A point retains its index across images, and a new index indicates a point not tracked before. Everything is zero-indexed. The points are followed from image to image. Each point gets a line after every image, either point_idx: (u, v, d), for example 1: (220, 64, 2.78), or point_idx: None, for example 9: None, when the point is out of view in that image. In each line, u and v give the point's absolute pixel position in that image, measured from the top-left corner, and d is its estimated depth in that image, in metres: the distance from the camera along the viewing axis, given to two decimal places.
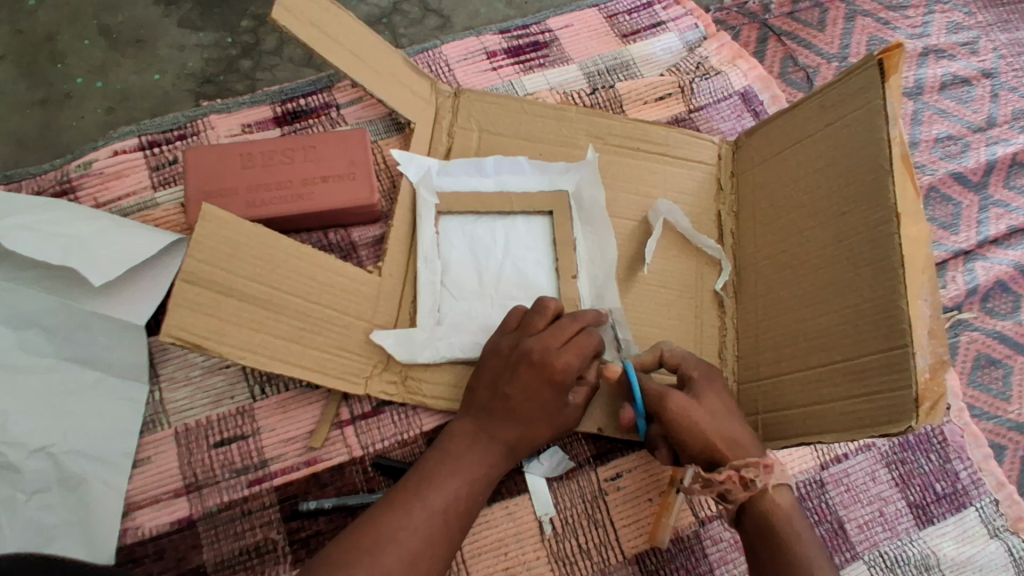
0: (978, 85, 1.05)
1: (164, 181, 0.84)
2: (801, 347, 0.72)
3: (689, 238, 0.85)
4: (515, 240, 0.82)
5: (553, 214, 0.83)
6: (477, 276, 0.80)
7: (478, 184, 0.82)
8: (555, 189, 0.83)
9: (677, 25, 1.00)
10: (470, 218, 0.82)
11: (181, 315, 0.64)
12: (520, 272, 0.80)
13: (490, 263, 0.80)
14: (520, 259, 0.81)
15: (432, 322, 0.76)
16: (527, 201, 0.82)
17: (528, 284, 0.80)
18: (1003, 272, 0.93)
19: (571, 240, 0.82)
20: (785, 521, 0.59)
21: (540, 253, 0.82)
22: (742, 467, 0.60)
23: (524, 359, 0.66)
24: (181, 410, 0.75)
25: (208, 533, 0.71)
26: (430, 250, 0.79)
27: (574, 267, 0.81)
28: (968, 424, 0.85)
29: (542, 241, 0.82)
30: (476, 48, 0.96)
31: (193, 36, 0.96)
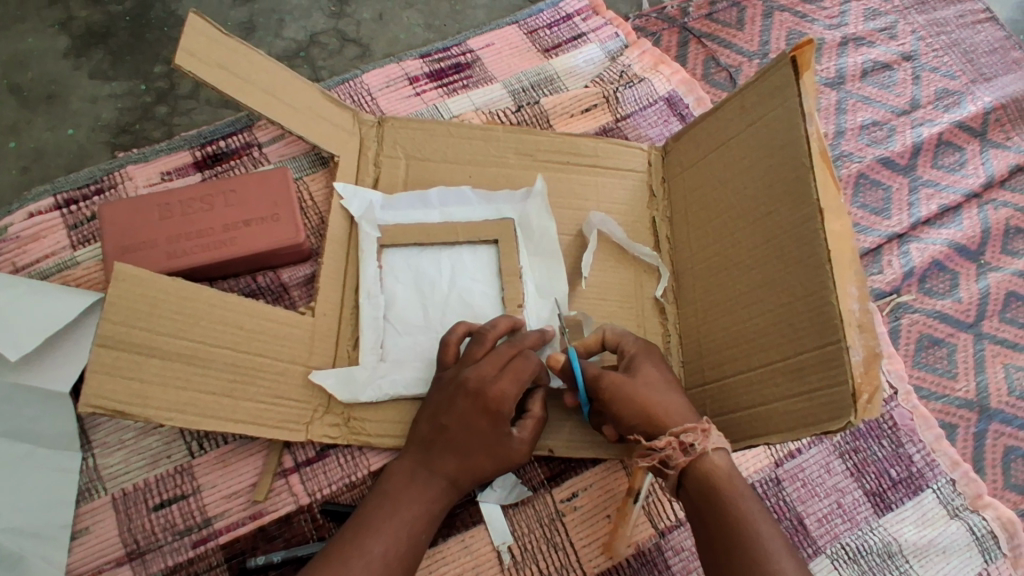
0: (899, 68, 1.07)
1: (84, 239, 0.81)
2: (742, 349, 0.72)
3: (626, 248, 0.85)
4: (461, 271, 0.80)
5: (499, 243, 0.81)
6: (421, 308, 0.78)
7: (422, 216, 0.81)
8: (501, 217, 0.82)
9: (598, 35, 1.02)
10: (414, 250, 0.80)
11: (99, 382, 0.62)
12: (466, 304, 0.78)
13: (435, 293, 0.78)
14: (466, 290, 0.79)
15: (375, 359, 0.75)
16: (473, 232, 0.80)
17: (474, 314, 0.78)
18: (938, 251, 0.95)
19: (518, 270, 0.79)
20: (726, 484, 0.58)
21: (486, 284, 0.79)
22: (682, 432, 0.60)
23: (461, 390, 0.64)
24: (117, 475, 0.72)
25: None
26: (372, 284, 0.78)
27: (521, 296, 0.78)
28: (916, 406, 0.85)
29: (490, 271, 0.80)
30: (398, 74, 0.96)
31: (105, 87, 0.94)
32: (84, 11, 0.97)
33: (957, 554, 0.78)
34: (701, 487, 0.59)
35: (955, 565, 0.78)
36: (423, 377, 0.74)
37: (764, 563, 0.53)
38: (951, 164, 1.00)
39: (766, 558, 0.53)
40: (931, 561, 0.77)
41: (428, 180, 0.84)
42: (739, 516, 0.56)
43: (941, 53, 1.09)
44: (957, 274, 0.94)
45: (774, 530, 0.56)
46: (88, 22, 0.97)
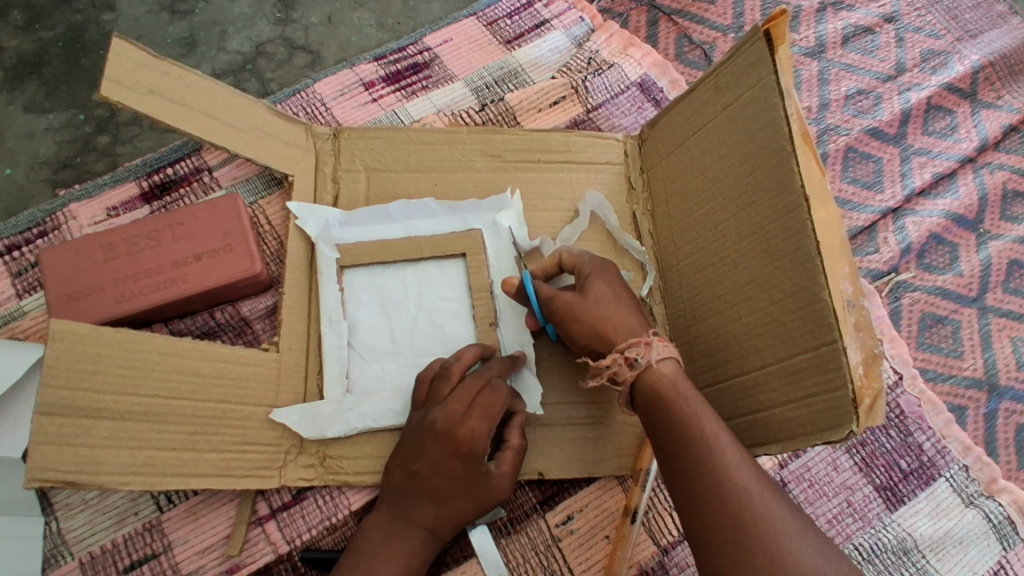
0: (882, 31, 1.02)
1: (29, 287, 0.76)
2: (734, 351, 0.68)
3: (615, 237, 0.80)
4: (428, 290, 0.75)
5: (466, 256, 0.75)
6: (388, 334, 0.73)
7: (385, 231, 0.76)
8: (468, 229, 0.76)
9: (562, 21, 0.96)
10: (378, 269, 0.76)
11: (44, 452, 0.57)
12: (435, 330, 0.73)
13: (402, 317, 0.74)
14: (436, 311, 0.74)
15: (341, 391, 0.70)
16: (439, 246, 0.75)
17: (444, 337, 0.73)
18: (934, 224, 0.90)
19: (488, 285, 0.74)
20: (671, 388, 0.55)
21: (456, 301, 0.74)
22: (627, 348, 0.58)
23: (430, 431, 0.61)
24: (84, 538, 0.68)
25: None
26: (335, 310, 0.73)
27: (493, 313, 0.73)
28: (923, 390, 0.80)
29: (460, 289, 0.75)
30: (352, 80, 0.90)
31: (42, 119, 0.89)
32: (13, 40, 0.91)
33: (975, 544, 0.74)
34: (649, 393, 0.56)
35: (974, 556, 0.74)
36: (392, 411, 0.70)
37: (713, 463, 0.51)
38: (942, 129, 0.95)
39: (715, 459, 0.51)
40: (949, 554, 0.73)
41: (389, 193, 0.79)
42: (686, 420, 0.53)
43: (924, 11, 1.03)
44: (957, 246, 0.90)
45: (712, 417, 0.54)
46: (19, 51, 0.91)
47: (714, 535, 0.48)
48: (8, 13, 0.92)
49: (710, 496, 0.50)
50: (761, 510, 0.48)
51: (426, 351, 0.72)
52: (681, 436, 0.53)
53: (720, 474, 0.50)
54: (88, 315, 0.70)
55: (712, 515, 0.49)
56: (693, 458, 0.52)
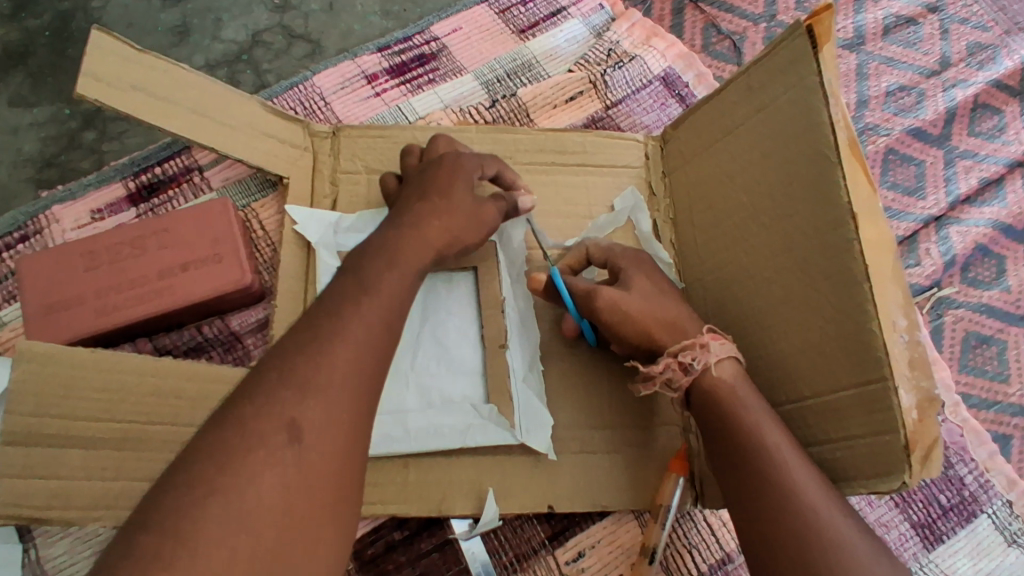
0: (925, 22, 0.94)
1: (8, 296, 0.72)
2: (766, 380, 0.62)
3: (643, 243, 0.74)
4: (435, 304, 0.69)
5: (478, 268, 0.69)
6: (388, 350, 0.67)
7: None
8: None
9: (579, 9, 0.90)
10: None
11: (13, 485, 0.54)
12: (439, 348, 0.67)
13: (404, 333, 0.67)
14: (442, 326, 0.68)
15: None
16: None
17: (449, 357, 0.67)
18: (981, 235, 0.83)
19: (500, 300, 0.67)
20: (730, 397, 0.54)
21: (464, 318, 0.68)
22: (679, 351, 0.57)
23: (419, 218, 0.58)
24: (64, 567, 0.64)
25: None
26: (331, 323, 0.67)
27: (503, 334, 0.66)
28: (966, 418, 0.74)
29: (467, 302, 0.69)
30: (353, 72, 0.84)
31: (27, 114, 0.83)
32: None
33: None
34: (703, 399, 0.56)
35: None
36: (391, 437, 0.63)
37: (776, 475, 0.50)
38: (989, 130, 0.88)
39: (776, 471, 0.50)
40: None
41: None
42: (745, 427, 0.53)
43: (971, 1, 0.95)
44: (1004, 259, 0.82)
45: (778, 429, 0.53)
46: (3, 41, 0.86)
47: (772, 550, 0.47)
48: None
49: (769, 510, 0.49)
50: (828, 532, 0.46)
51: (429, 372, 0.67)
52: (742, 444, 0.52)
53: (782, 486, 0.49)
54: (68, 330, 0.65)
55: (774, 532, 0.48)
56: (754, 471, 0.51)
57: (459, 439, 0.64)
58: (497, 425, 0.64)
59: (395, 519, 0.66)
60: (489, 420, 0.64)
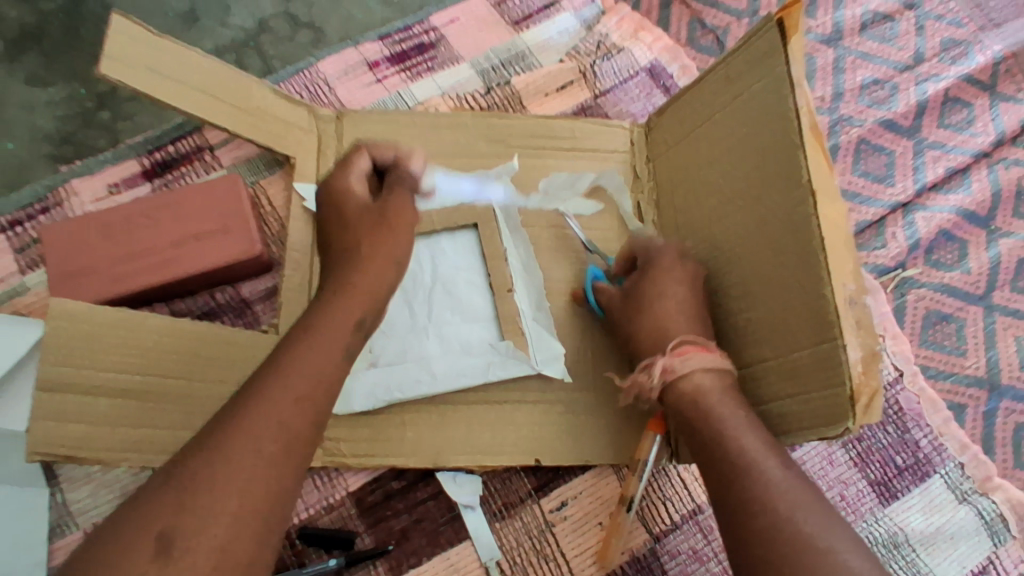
0: (901, 19, 0.99)
1: (31, 264, 0.76)
2: (735, 345, 0.68)
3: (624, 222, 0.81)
4: (443, 261, 0.76)
5: (479, 227, 0.77)
6: (405, 306, 0.74)
7: None
8: (477, 199, 0.78)
9: (572, 3, 0.94)
10: None
11: (46, 429, 0.58)
12: (455, 303, 0.74)
13: (418, 289, 0.75)
14: (454, 284, 0.75)
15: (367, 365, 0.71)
16: (449, 217, 0.76)
17: (461, 307, 0.74)
18: (946, 220, 0.88)
19: (501, 251, 0.75)
20: (688, 383, 0.61)
21: (471, 271, 0.76)
22: (642, 370, 0.64)
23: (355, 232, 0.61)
24: (89, 509, 0.70)
25: None
26: None
27: (508, 280, 0.75)
28: (923, 388, 0.80)
29: (473, 258, 0.76)
30: (356, 60, 0.89)
31: (42, 93, 0.88)
32: (12, 10, 0.90)
33: (966, 540, 0.74)
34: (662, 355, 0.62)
35: (963, 552, 0.73)
36: (419, 382, 0.71)
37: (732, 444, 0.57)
38: (958, 122, 0.93)
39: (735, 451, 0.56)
40: (938, 549, 0.73)
41: None
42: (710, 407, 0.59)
43: None
44: (966, 244, 0.88)
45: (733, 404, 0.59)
46: (19, 22, 0.90)
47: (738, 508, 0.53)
48: None
49: (731, 471, 0.55)
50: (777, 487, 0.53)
51: (446, 321, 0.74)
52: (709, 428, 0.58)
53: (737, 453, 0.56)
54: (87, 294, 0.70)
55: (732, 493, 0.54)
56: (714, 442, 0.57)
57: (483, 375, 0.72)
58: (515, 359, 0.72)
59: (393, 470, 0.72)
60: (508, 355, 0.72)
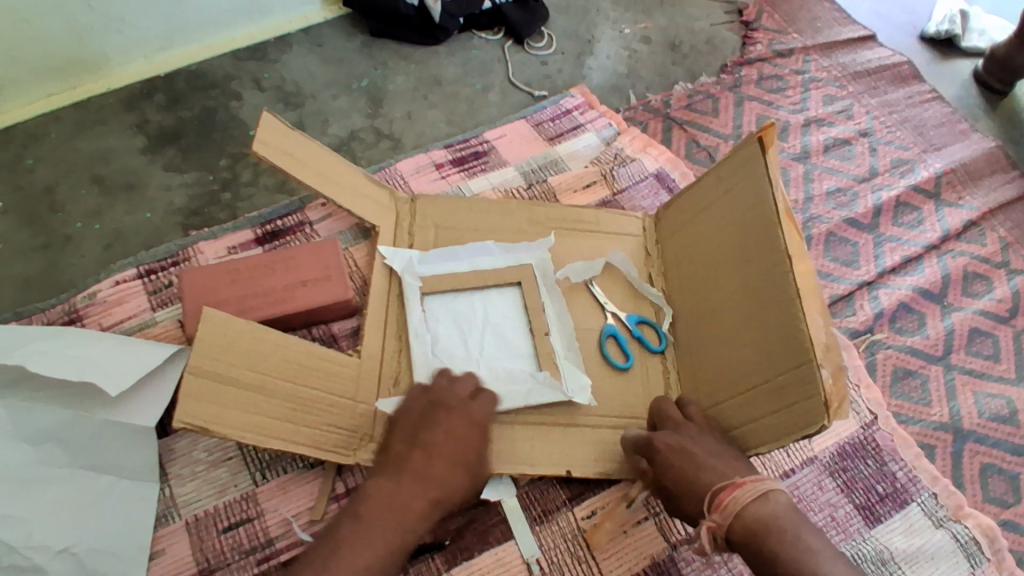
0: (857, 143, 1.25)
1: (162, 302, 0.94)
2: (732, 378, 0.85)
3: (637, 286, 0.99)
4: (492, 310, 0.93)
5: (521, 284, 0.95)
6: (462, 343, 0.91)
7: (454, 267, 0.96)
8: (520, 264, 0.96)
9: (594, 125, 1.20)
10: (450, 296, 0.94)
11: (189, 405, 0.72)
12: (500, 342, 0.91)
13: (472, 331, 0.91)
14: (500, 325, 0.92)
15: (427, 385, 0.86)
16: (498, 276, 0.95)
17: (505, 344, 0.91)
18: (904, 295, 1.07)
19: (540, 303, 0.93)
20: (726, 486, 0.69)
21: (516, 319, 0.93)
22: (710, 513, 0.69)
23: (440, 408, 0.78)
24: (191, 502, 0.82)
25: (199, 529, 0.80)
26: (419, 325, 0.91)
27: (545, 326, 0.92)
28: (895, 429, 0.95)
29: (517, 308, 0.94)
30: (426, 161, 1.12)
31: (178, 177, 1.11)
32: (159, 117, 1.16)
33: (944, 560, 0.85)
34: None
35: (943, 569, 0.85)
36: None
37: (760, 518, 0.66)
38: (909, 222, 1.15)
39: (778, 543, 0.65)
40: (921, 566, 0.84)
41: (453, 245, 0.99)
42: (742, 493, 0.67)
43: (894, 129, 1.28)
44: (923, 314, 1.06)
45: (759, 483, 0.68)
46: (161, 125, 1.16)
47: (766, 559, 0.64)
48: (155, 95, 1.19)
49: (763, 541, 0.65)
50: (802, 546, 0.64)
51: (494, 356, 0.90)
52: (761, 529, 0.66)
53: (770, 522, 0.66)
54: None
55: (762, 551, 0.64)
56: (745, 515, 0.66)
57: (522, 399, 0.86)
58: (550, 386, 0.87)
59: None
60: (544, 383, 0.87)
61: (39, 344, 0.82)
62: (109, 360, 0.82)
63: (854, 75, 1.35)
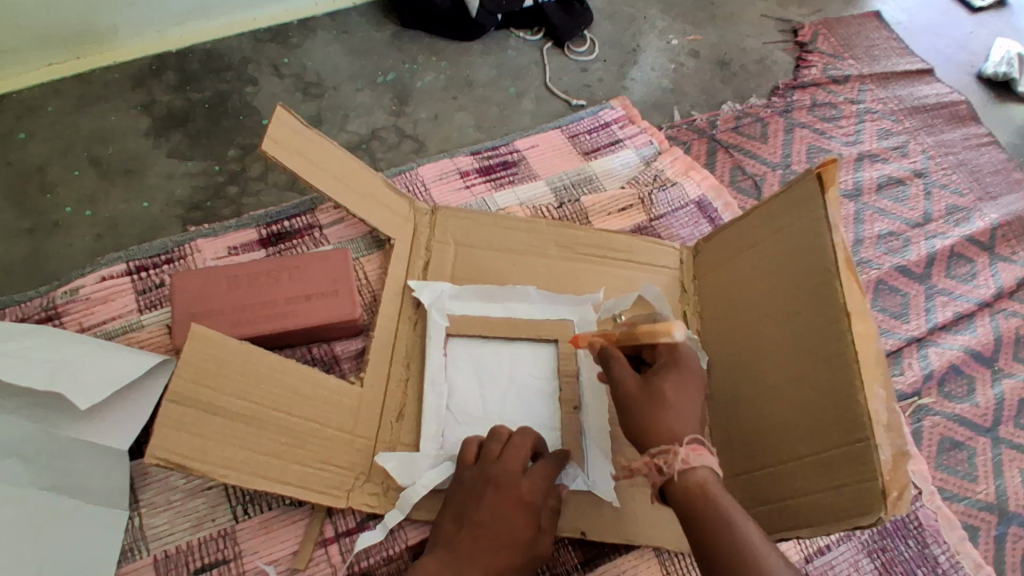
0: (912, 184, 1.16)
1: (151, 304, 0.86)
2: (770, 442, 0.75)
3: None
4: (520, 365, 0.85)
5: (558, 343, 0.86)
6: (481, 400, 0.82)
7: (488, 310, 0.86)
8: (561, 318, 0.87)
9: (634, 142, 1.12)
10: (477, 340, 0.85)
11: (165, 435, 0.63)
12: (517, 382, 0.84)
13: (495, 385, 0.83)
14: (520, 363, 0.85)
15: (435, 446, 0.77)
16: (535, 329, 0.86)
17: (520, 386, 0.83)
18: (955, 356, 0.99)
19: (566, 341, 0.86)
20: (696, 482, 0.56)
21: (545, 380, 0.84)
22: (655, 453, 0.58)
23: (486, 461, 0.71)
24: (162, 536, 0.73)
25: (169, 570, 0.72)
26: (438, 372, 0.82)
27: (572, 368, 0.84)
28: (940, 506, 0.86)
29: (546, 358, 0.85)
30: (450, 168, 1.04)
31: (182, 165, 1.02)
32: (166, 97, 1.07)
33: None
34: None
35: None
36: None
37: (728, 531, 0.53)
38: (963, 275, 1.07)
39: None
40: None
41: (474, 267, 0.89)
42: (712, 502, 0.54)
43: (950, 171, 1.19)
44: (974, 379, 0.98)
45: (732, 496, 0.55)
46: (169, 107, 1.07)
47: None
48: (164, 73, 1.09)
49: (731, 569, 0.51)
50: None
51: (511, 396, 0.83)
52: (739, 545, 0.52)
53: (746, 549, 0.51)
54: None
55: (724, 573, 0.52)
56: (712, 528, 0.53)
57: None
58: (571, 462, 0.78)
59: None
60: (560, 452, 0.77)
61: (6, 342, 0.73)
62: (84, 369, 0.73)
63: (912, 110, 1.26)
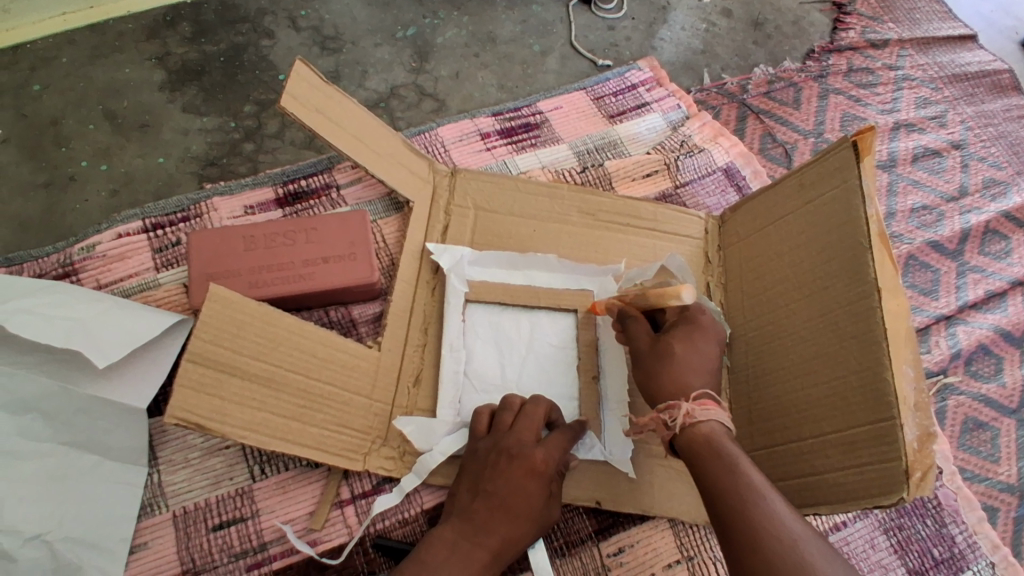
0: (949, 156, 1.11)
1: (167, 262, 0.85)
2: (792, 420, 0.74)
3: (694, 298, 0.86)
4: (538, 333, 0.84)
5: (577, 312, 0.85)
6: (499, 367, 0.81)
7: (507, 277, 0.85)
8: (582, 289, 0.85)
9: (661, 105, 1.08)
10: (496, 307, 0.84)
11: (184, 396, 0.63)
12: (534, 350, 0.83)
13: (513, 352, 0.82)
14: (539, 331, 0.84)
15: (452, 412, 0.77)
16: (555, 298, 0.85)
17: (539, 355, 0.82)
18: (984, 335, 0.96)
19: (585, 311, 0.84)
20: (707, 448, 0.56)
21: (563, 347, 0.83)
22: (663, 410, 0.60)
23: (500, 430, 0.70)
24: (181, 492, 0.74)
25: (187, 527, 0.73)
26: (456, 338, 0.80)
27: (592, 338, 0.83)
28: (960, 487, 0.85)
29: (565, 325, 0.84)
30: (471, 129, 1.01)
31: (197, 121, 1.00)
32: (181, 49, 1.04)
33: None
34: None
35: None
36: None
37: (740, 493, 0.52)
38: (997, 252, 1.03)
39: (797, 545, 0.47)
40: None
41: (494, 232, 0.87)
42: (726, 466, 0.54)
43: (989, 144, 1.14)
44: (1002, 359, 0.95)
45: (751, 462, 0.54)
46: (184, 59, 1.04)
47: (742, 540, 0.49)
48: (179, 24, 1.06)
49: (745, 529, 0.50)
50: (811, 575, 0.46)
51: (529, 365, 0.82)
52: (746, 502, 0.51)
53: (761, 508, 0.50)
54: None
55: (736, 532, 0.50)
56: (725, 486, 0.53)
57: None
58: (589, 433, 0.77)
59: None
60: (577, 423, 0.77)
61: (24, 300, 0.73)
62: (101, 326, 0.73)
63: (953, 77, 1.21)
